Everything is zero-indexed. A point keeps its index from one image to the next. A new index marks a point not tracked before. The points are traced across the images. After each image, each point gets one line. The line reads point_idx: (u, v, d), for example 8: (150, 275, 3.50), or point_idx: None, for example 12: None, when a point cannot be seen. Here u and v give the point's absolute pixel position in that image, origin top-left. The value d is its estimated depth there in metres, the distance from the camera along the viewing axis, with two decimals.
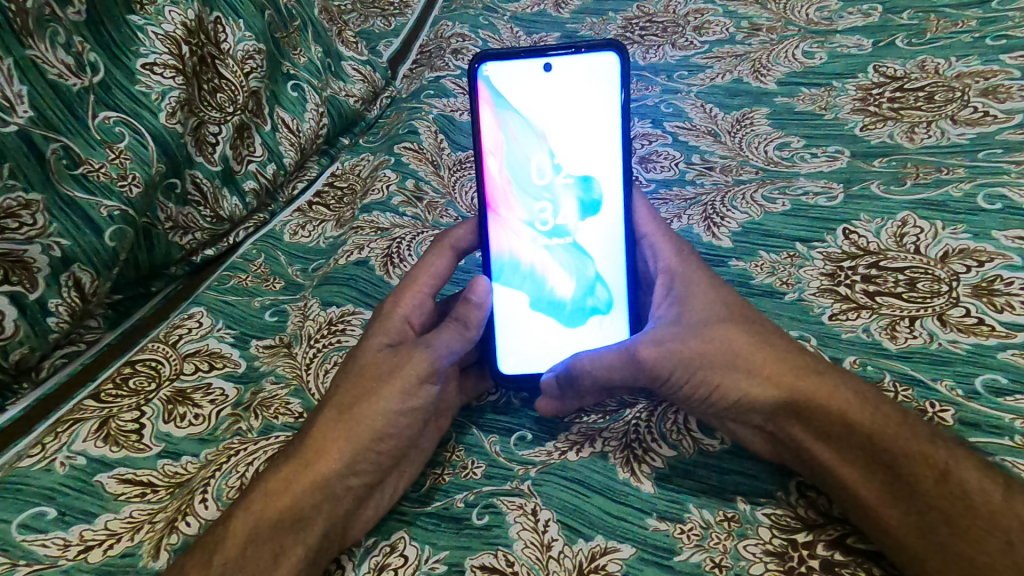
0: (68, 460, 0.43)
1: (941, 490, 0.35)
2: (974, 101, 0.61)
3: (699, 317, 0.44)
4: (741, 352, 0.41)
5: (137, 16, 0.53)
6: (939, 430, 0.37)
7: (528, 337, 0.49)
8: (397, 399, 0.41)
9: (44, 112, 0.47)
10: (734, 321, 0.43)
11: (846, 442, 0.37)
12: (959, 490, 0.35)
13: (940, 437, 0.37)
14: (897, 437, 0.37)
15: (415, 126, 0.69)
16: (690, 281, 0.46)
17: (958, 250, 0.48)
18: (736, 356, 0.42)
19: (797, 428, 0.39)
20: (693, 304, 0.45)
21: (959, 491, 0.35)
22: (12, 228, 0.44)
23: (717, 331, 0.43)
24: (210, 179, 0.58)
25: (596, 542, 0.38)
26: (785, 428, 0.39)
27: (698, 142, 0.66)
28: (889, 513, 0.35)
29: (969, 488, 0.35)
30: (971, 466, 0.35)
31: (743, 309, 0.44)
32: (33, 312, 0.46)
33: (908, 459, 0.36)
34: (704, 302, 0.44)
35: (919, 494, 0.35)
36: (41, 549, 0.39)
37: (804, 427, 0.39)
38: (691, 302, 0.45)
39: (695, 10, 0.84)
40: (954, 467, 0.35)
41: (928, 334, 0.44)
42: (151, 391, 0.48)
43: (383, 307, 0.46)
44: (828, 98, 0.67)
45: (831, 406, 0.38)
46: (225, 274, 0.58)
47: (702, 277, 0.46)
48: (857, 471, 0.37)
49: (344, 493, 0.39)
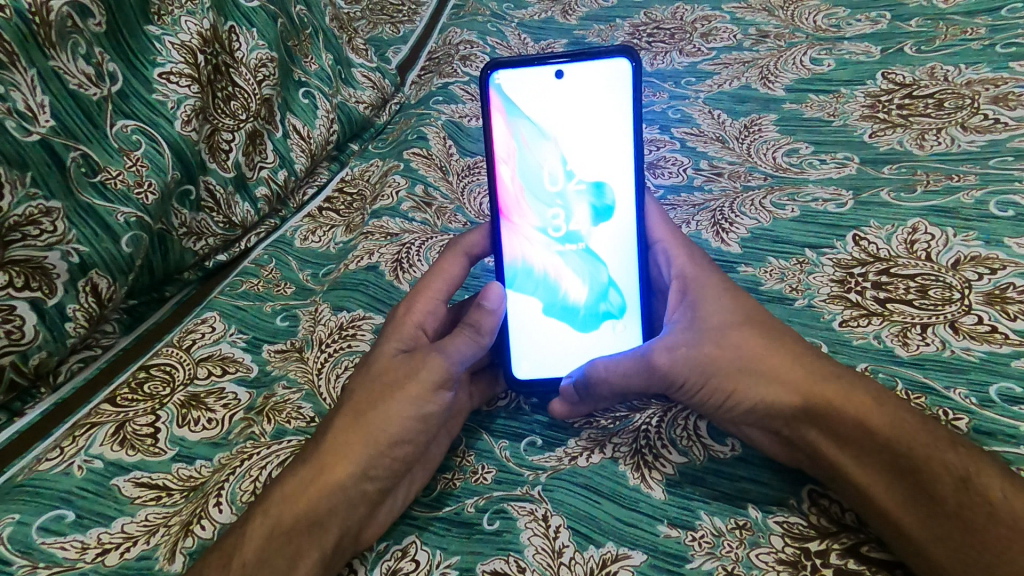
0: (85, 464, 0.44)
1: (962, 497, 0.35)
2: (984, 108, 0.61)
3: (715, 323, 0.44)
4: (757, 359, 0.42)
5: (154, 27, 0.54)
6: (956, 435, 0.38)
7: (540, 342, 0.50)
8: (412, 404, 0.41)
9: (65, 121, 0.47)
10: (749, 326, 0.43)
11: (863, 448, 0.38)
12: (980, 495, 0.35)
13: (959, 443, 0.37)
14: (915, 443, 0.37)
15: (425, 132, 0.70)
16: (705, 285, 0.46)
17: (969, 257, 0.48)
18: (752, 361, 0.42)
19: (814, 433, 0.39)
20: (708, 309, 0.45)
21: (979, 497, 0.35)
22: (33, 235, 0.45)
23: (732, 337, 0.43)
24: (223, 185, 0.59)
25: (607, 548, 0.38)
26: (801, 433, 0.40)
27: (705, 147, 0.66)
28: (909, 519, 0.35)
29: (989, 494, 0.35)
30: (990, 472, 0.35)
31: (758, 314, 0.44)
32: (52, 318, 0.47)
33: (927, 465, 0.36)
34: (719, 307, 0.45)
35: (939, 500, 0.35)
36: (60, 551, 0.39)
37: (821, 431, 0.39)
38: (706, 308, 0.45)
39: (702, 16, 0.85)
40: (974, 472, 0.35)
41: (940, 341, 0.44)
42: (165, 396, 0.48)
43: (396, 313, 0.47)
44: (836, 105, 0.67)
45: (847, 411, 0.39)
46: (238, 280, 0.59)
47: (717, 282, 0.46)
48: (876, 477, 0.37)
49: (359, 497, 0.39)
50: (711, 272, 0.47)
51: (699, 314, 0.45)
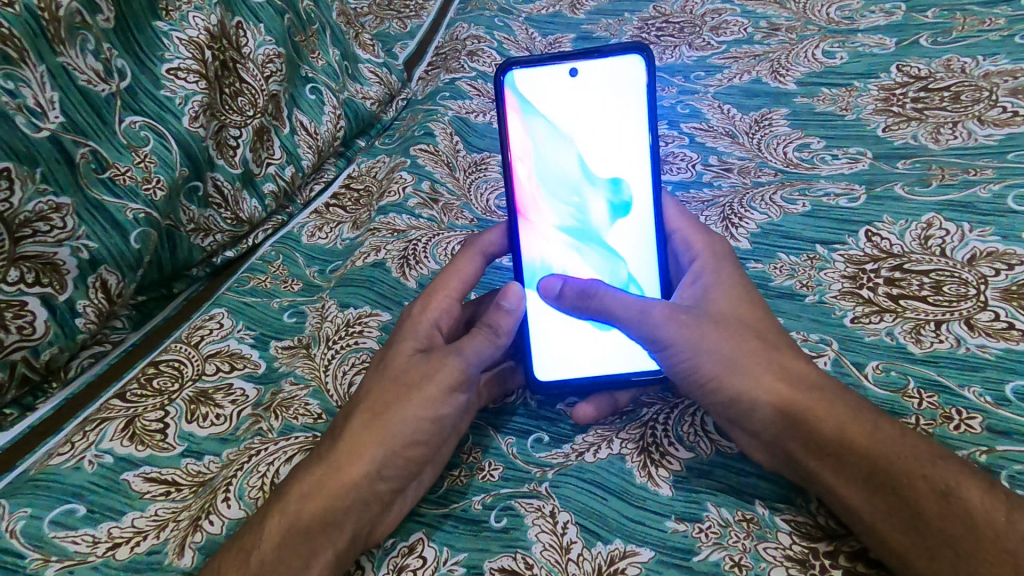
0: (96, 459, 0.44)
1: (945, 513, 0.34)
2: (1002, 101, 0.60)
3: (684, 354, 0.42)
4: (734, 376, 0.41)
5: (162, 23, 0.54)
6: (938, 447, 0.37)
7: (559, 341, 0.49)
8: (427, 405, 0.41)
9: (74, 117, 0.48)
10: (725, 346, 0.41)
11: (843, 462, 0.37)
12: (962, 510, 0.34)
13: (939, 456, 0.36)
14: (892, 458, 0.36)
15: (432, 127, 0.70)
16: (663, 315, 0.43)
17: (985, 253, 0.48)
18: (726, 380, 0.41)
19: (794, 445, 0.38)
20: (675, 343, 0.42)
21: (961, 510, 0.34)
22: (44, 231, 0.45)
23: (704, 363, 0.41)
24: (231, 182, 0.59)
25: (614, 545, 0.38)
26: (782, 445, 0.39)
27: (715, 142, 0.65)
28: (893, 533, 0.35)
29: (970, 506, 0.34)
30: (972, 485, 0.35)
31: (736, 326, 0.42)
32: (63, 313, 0.47)
33: (907, 479, 0.35)
34: (686, 336, 0.42)
35: (921, 516, 0.34)
36: (72, 545, 0.40)
37: (801, 443, 0.38)
38: (673, 341, 0.42)
39: (713, 10, 0.84)
40: (955, 486, 0.35)
41: (955, 338, 0.44)
42: (174, 392, 0.49)
43: (411, 310, 0.47)
44: (849, 98, 0.66)
45: (826, 428, 0.38)
46: (246, 276, 0.59)
47: (675, 307, 0.43)
48: (859, 493, 0.36)
49: (374, 496, 0.39)
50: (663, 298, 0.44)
51: (666, 349, 0.43)
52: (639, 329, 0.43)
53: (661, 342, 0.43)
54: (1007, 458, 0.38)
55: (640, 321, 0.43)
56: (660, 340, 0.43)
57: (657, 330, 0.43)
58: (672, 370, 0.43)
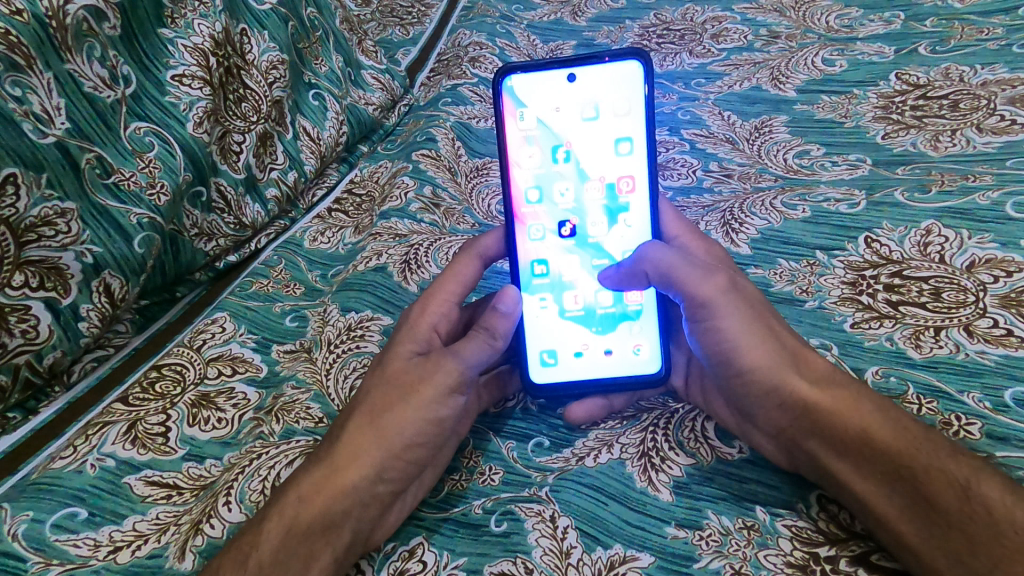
0: (98, 463, 0.44)
1: (963, 509, 0.34)
2: (1001, 109, 0.61)
3: (728, 329, 0.43)
4: (765, 365, 0.42)
5: (167, 30, 0.55)
6: (957, 444, 0.37)
7: (557, 346, 0.49)
8: (426, 408, 0.41)
9: (80, 123, 0.48)
10: (761, 333, 0.42)
11: (861, 457, 0.37)
12: (981, 508, 0.34)
13: (960, 452, 0.36)
14: (917, 451, 0.36)
15: (433, 134, 0.70)
16: (717, 286, 0.43)
17: (984, 260, 0.48)
18: (757, 369, 0.42)
19: (811, 441, 0.39)
20: (721, 316, 0.43)
21: (980, 508, 0.34)
22: (49, 236, 0.46)
23: (742, 346, 0.42)
24: (233, 187, 0.59)
25: (614, 550, 0.38)
26: (798, 440, 0.40)
27: (716, 149, 0.66)
28: (909, 529, 0.35)
29: (989, 504, 0.34)
30: (992, 483, 0.35)
31: (768, 319, 0.43)
32: (66, 317, 0.47)
33: (927, 474, 0.36)
34: (732, 311, 0.43)
35: (940, 510, 0.35)
36: (74, 549, 0.40)
37: (819, 440, 0.39)
38: (720, 312, 0.43)
39: (713, 18, 0.84)
40: (976, 483, 0.35)
41: (954, 344, 0.44)
42: (176, 395, 0.49)
43: (410, 314, 0.47)
44: (849, 106, 0.66)
45: (852, 419, 0.38)
46: (248, 280, 0.59)
47: (729, 282, 0.44)
48: (878, 488, 0.36)
49: (371, 499, 0.39)
50: (722, 271, 0.45)
51: (712, 320, 0.43)
52: (692, 290, 0.44)
53: (709, 310, 0.43)
54: (1005, 465, 0.38)
55: (696, 283, 0.44)
56: (709, 307, 0.43)
57: (711, 294, 0.43)
58: (713, 351, 0.44)
